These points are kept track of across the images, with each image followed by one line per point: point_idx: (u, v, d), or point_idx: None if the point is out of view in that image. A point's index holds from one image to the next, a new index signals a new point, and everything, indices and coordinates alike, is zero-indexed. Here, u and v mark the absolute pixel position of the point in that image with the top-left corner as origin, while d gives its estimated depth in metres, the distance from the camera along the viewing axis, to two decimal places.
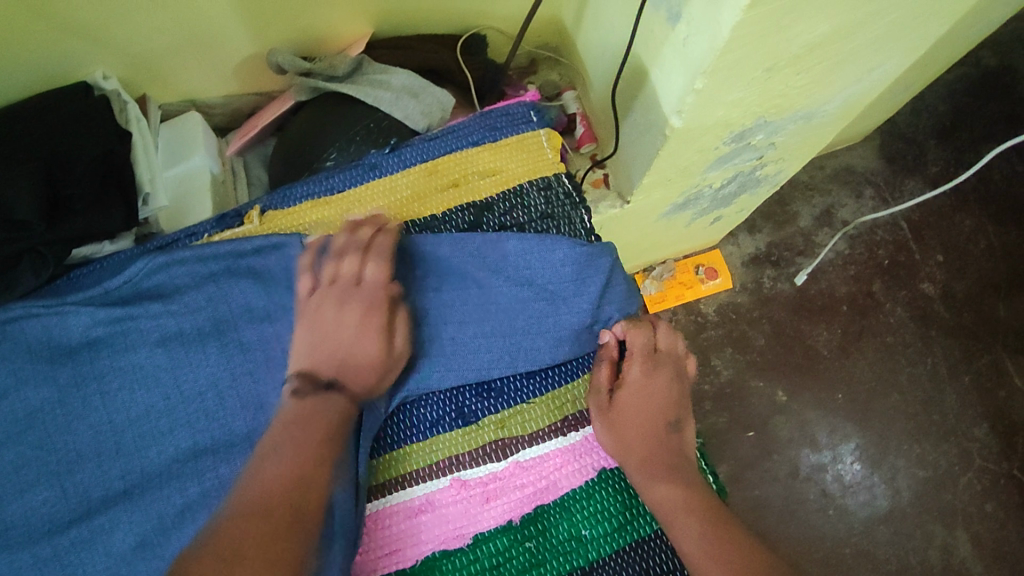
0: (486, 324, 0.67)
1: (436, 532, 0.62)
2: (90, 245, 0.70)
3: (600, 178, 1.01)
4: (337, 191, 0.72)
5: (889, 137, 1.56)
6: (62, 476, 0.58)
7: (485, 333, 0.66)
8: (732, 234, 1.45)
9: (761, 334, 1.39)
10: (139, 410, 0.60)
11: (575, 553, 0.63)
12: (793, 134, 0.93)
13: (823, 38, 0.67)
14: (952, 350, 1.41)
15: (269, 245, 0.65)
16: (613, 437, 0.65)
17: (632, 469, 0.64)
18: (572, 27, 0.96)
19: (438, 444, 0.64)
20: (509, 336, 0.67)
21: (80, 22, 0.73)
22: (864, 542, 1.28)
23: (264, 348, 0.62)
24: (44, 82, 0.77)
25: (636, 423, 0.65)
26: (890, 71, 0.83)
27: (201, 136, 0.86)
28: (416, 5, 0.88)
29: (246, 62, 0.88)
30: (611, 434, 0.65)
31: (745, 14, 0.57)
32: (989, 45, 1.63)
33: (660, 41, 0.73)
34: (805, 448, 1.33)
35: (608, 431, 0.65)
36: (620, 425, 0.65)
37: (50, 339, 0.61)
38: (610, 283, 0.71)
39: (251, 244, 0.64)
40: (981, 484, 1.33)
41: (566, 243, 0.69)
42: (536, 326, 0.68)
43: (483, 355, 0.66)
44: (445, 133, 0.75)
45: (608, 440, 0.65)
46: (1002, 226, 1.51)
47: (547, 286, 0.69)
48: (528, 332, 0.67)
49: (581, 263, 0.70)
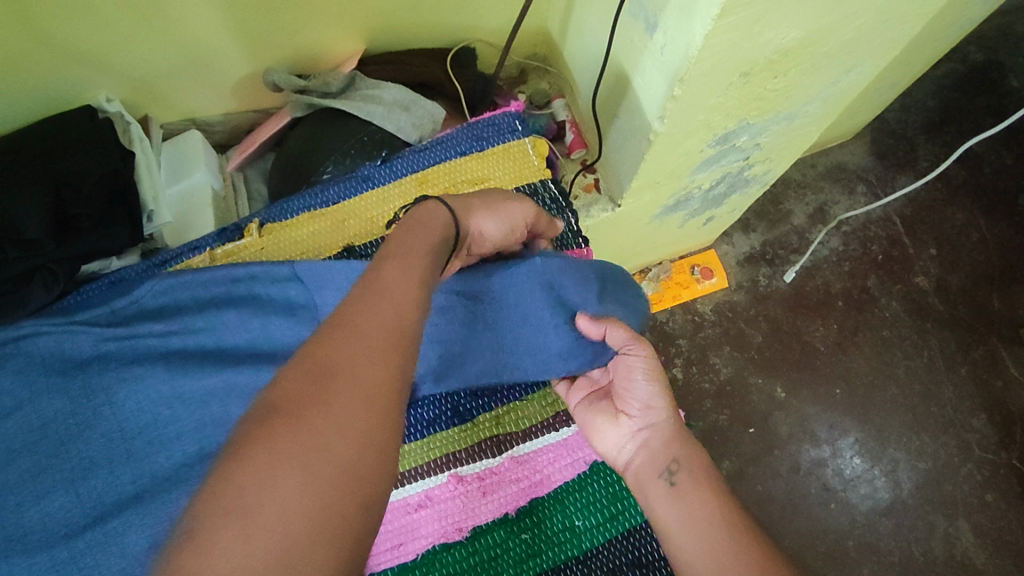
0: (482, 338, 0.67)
1: (435, 527, 0.64)
2: (98, 261, 0.74)
3: (591, 182, 1.03)
4: (332, 203, 0.75)
5: (880, 134, 1.58)
6: (77, 482, 0.60)
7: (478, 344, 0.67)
8: (727, 234, 1.48)
9: (759, 332, 1.41)
10: (148, 418, 0.62)
11: (569, 544, 0.65)
12: (777, 135, 0.95)
13: (796, 43, 0.69)
14: (949, 342, 1.42)
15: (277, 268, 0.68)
16: (660, 387, 0.63)
17: (667, 427, 0.62)
18: (558, 37, 0.99)
19: (435, 442, 0.66)
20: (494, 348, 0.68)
21: (84, 49, 0.76)
22: (866, 534, 1.29)
23: (266, 359, 0.65)
24: (51, 107, 0.80)
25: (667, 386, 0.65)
26: (867, 72, 0.86)
27: (201, 154, 0.89)
28: (406, 21, 0.91)
29: (243, 81, 0.91)
30: (659, 383, 0.63)
31: (716, 23, 0.60)
32: (975, 41, 1.65)
33: (640, 50, 0.75)
34: (805, 443, 1.34)
35: (656, 378, 0.63)
36: (663, 378, 0.64)
37: (62, 353, 0.63)
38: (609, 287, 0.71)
39: (253, 267, 0.67)
40: (982, 474, 1.34)
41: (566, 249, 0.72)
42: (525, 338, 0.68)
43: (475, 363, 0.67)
44: (434, 144, 0.78)
45: (655, 387, 0.63)
46: (993, 218, 1.52)
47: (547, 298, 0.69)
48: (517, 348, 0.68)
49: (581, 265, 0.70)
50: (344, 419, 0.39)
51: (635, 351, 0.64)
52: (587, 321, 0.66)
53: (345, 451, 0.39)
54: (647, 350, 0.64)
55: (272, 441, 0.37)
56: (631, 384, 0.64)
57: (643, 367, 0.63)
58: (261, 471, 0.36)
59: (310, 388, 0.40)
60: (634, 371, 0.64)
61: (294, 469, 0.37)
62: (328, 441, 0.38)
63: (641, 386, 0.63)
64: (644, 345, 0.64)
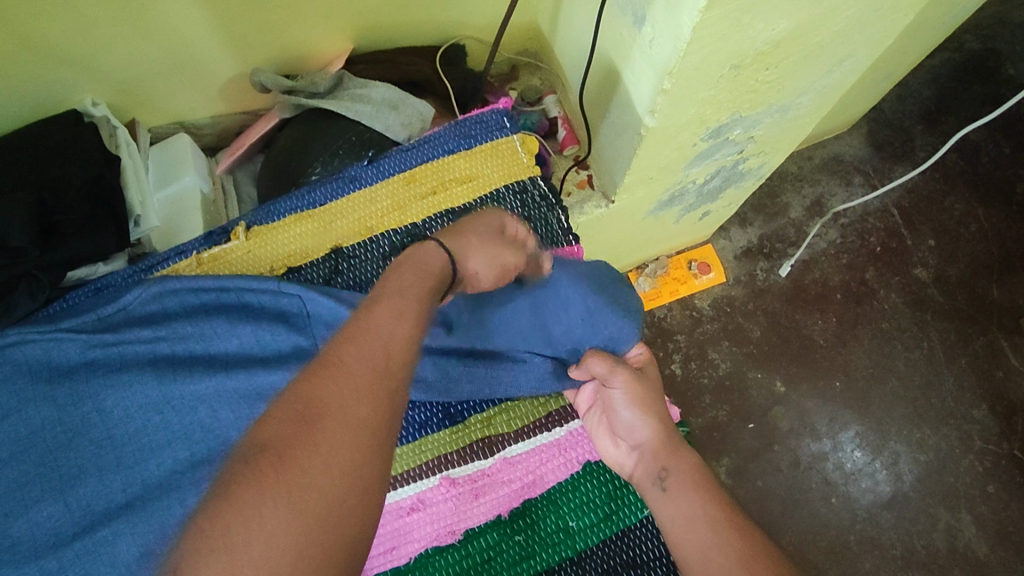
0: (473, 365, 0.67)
1: (427, 530, 0.63)
2: (85, 267, 0.74)
3: (584, 179, 1.02)
4: (320, 205, 0.74)
5: (877, 125, 1.57)
6: (65, 490, 0.60)
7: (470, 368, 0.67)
8: (723, 228, 1.47)
9: (757, 326, 1.40)
10: (136, 425, 0.62)
11: (563, 545, 0.65)
12: (771, 127, 0.94)
13: (786, 33, 0.69)
14: (949, 333, 1.42)
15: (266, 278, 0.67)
16: (641, 409, 0.65)
17: (656, 441, 0.63)
18: (548, 33, 0.98)
19: (426, 445, 0.66)
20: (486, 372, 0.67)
21: (68, 52, 0.75)
22: (868, 529, 1.28)
23: (256, 364, 0.64)
24: (36, 112, 0.80)
25: (653, 401, 0.66)
26: (860, 62, 0.85)
27: (190, 157, 0.88)
28: (394, 20, 0.90)
29: (231, 82, 0.90)
30: (640, 405, 0.65)
31: (704, 15, 0.59)
32: (971, 29, 1.64)
33: (629, 44, 0.74)
34: (805, 437, 1.33)
35: (636, 401, 0.65)
36: (646, 400, 0.65)
37: (49, 361, 0.63)
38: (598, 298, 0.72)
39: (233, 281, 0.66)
40: (983, 465, 1.33)
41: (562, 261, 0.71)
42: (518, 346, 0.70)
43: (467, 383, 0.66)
44: (421, 142, 0.78)
45: (636, 410, 0.65)
46: (991, 208, 1.51)
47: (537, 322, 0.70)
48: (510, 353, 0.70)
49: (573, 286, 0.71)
50: (331, 455, 0.39)
51: (615, 379, 0.66)
52: (577, 370, 0.68)
53: (334, 485, 0.39)
54: (625, 376, 0.66)
55: (259, 477, 0.38)
56: (615, 413, 0.66)
57: (623, 394, 0.65)
58: (249, 506, 0.37)
59: (301, 424, 0.40)
60: (616, 398, 0.66)
61: (279, 504, 0.37)
62: (315, 477, 0.39)
63: (624, 412, 0.65)
64: (623, 372, 0.66)
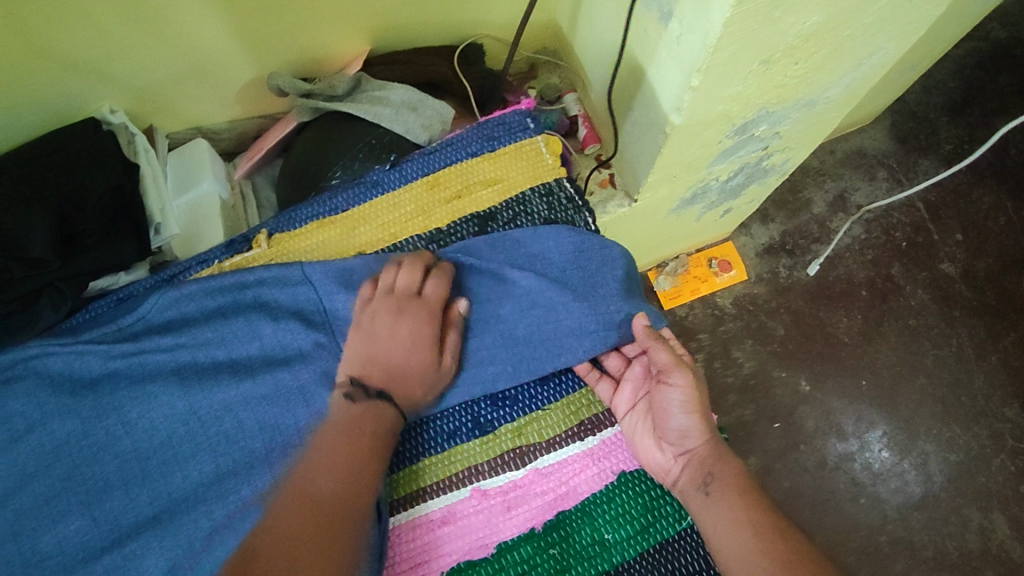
0: (488, 334, 0.67)
1: (458, 543, 0.62)
2: (106, 277, 0.73)
3: (606, 178, 1.01)
4: (342, 210, 0.73)
5: (900, 117, 1.53)
6: (91, 504, 0.58)
7: (488, 342, 0.67)
8: (745, 225, 1.44)
9: (781, 324, 1.38)
10: (162, 437, 0.60)
11: (600, 558, 0.62)
12: (797, 122, 0.92)
13: (818, 27, 0.66)
14: (977, 329, 1.38)
15: (271, 276, 0.66)
16: (694, 413, 0.65)
17: (705, 448, 0.64)
18: (567, 31, 0.96)
19: (457, 455, 0.65)
20: (508, 345, 0.67)
21: (86, 61, 0.75)
22: (898, 529, 1.25)
23: (280, 365, 0.63)
24: (55, 121, 0.79)
25: (706, 404, 0.66)
26: (890, 54, 0.82)
27: (208, 163, 0.88)
28: (413, 19, 0.89)
29: (248, 87, 0.89)
30: (694, 409, 0.65)
31: (734, 10, 0.57)
32: (997, 18, 1.60)
33: (654, 41, 0.73)
34: (831, 438, 1.30)
35: (692, 405, 0.65)
36: (700, 403, 0.65)
37: (71, 372, 0.62)
38: (601, 265, 0.72)
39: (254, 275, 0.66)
40: (1016, 465, 1.30)
41: (558, 241, 0.71)
42: (541, 336, 0.68)
43: (488, 366, 0.66)
44: (443, 146, 0.76)
45: (691, 415, 0.64)
46: (1020, 201, 1.48)
47: (541, 299, 0.69)
48: (530, 342, 0.68)
49: (572, 258, 0.71)
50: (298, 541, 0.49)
51: (672, 379, 0.65)
52: (641, 331, 0.66)
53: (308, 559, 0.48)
54: (684, 378, 0.64)
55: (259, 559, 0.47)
56: (670, 413, 0.65)
57: (682, 396, 0.64)
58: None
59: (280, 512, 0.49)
60: (672, 400, 0.65)
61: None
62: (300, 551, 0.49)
63: (677, 415, 0.65)
64: (685, 374, 0.64)
